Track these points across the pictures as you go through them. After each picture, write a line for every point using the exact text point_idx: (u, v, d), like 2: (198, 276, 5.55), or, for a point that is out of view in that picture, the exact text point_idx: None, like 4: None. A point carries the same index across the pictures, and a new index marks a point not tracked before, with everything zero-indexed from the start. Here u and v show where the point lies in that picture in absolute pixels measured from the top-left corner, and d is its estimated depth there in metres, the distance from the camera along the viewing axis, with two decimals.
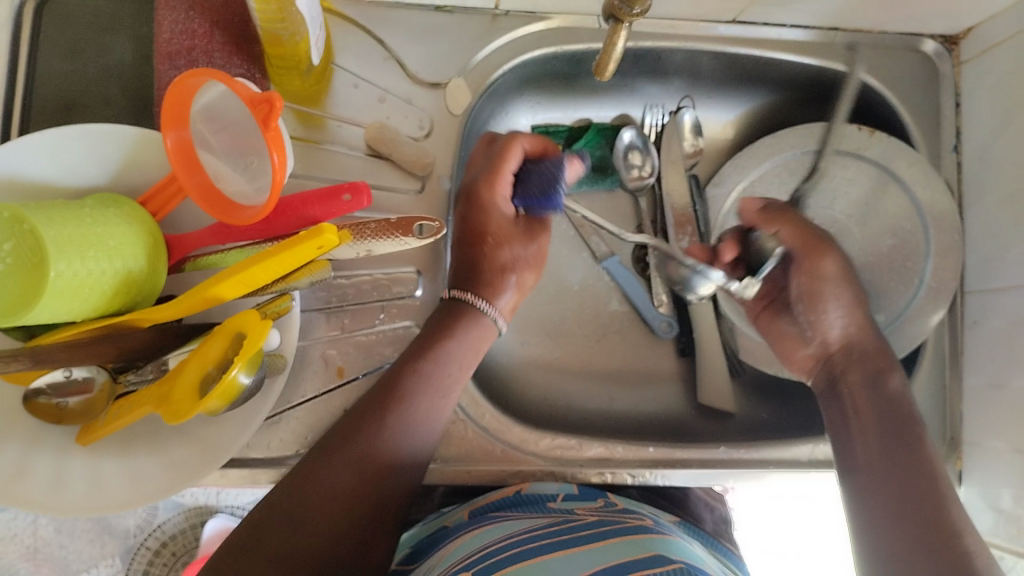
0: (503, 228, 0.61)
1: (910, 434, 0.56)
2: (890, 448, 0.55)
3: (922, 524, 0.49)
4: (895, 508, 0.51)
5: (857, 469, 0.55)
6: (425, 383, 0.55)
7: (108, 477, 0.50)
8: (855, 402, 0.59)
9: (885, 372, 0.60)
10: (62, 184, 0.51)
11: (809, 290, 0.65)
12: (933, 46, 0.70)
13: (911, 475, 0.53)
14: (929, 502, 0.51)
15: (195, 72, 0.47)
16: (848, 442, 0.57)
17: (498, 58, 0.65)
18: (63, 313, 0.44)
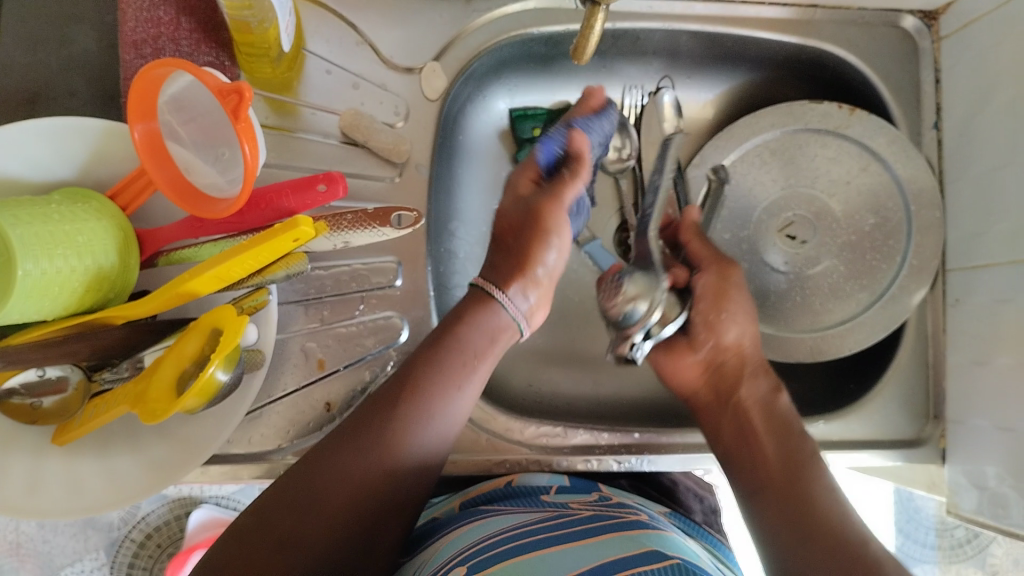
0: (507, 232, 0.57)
1: (805, 456, 0.54)
2: (789, 472, 0.53)
3: (821, 546, 0.48)
4: (798, 531, 0.50)
5: (763, 489, 0.54)
6: (440, 370, 0.52)
7: (86, 477, 0.49)
8: (752, 420, 0.57)
9: (777, 391, 0.59)
10: (28, 179, 0.50)
11: (716, 291, 0.61)
12: (912, 22, 0.69)
13: (808, 500, 0.51)
14: (824, 519, 0.50)
15: (161, 62, 0.46)
16: (749, 461, 0.56)
17: (474, 40, 0.64)
18: (34, 313, 0.43)
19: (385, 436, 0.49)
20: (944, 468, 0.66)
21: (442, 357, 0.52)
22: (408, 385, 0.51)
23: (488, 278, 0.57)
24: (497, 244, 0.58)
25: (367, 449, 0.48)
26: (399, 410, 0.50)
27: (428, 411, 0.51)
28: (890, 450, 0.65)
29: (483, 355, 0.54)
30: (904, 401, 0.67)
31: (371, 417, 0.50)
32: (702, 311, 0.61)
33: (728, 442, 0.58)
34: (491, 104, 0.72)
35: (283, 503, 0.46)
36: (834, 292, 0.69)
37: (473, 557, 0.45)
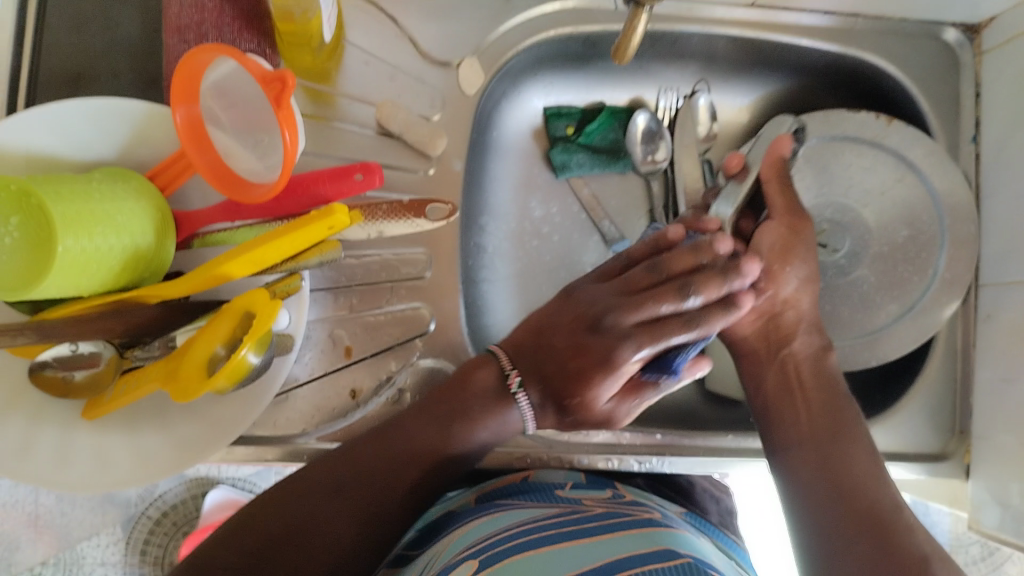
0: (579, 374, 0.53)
1: (848, 419, 0.55)
2: (831, 431, 0.55)
3: (855, 508, 0.50)
4: (829, 494, 0.51)
5: (800, 444, 0.55)
6: (444, 447, 0.52)
7: (115, 452, 0.50)
8: (799, 373, 0.58)
9: (826, 350, 0.60)
10: (70, 157, 0.50)
11: (781, 243, 0.60)
12: (954, 35, 0.69)
13: (847, 463, 0.53)
14: (860, 483, 0.51)
15: (208, 47, 0.46)
16: (788, 414, 0.57)
17: (512, 36, 0.64)
18: (71, 288, 0.44)
19: (395, 466, 0.50)
20: (967, 483, 0.65)
21: (461, 402, 0.53)
22: (426, 422, 0.52)
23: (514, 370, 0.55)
24: (552, 381, 0.54)
25: (379, 469, 0.50)
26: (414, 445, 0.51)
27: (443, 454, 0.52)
28: (914, 462, 0.65)
29: (486, 443, 0.54)
30: (930, 414, 0.66)
31: (388, 447, 0.51)
32: (766, 259, 0.60)
33: (769, 391, 0.59)
34: (526, 101, 0.72)
35: (298, 501, 0.48)
36: (864, 302, 0.69)
37: (485, 550, 0.45)
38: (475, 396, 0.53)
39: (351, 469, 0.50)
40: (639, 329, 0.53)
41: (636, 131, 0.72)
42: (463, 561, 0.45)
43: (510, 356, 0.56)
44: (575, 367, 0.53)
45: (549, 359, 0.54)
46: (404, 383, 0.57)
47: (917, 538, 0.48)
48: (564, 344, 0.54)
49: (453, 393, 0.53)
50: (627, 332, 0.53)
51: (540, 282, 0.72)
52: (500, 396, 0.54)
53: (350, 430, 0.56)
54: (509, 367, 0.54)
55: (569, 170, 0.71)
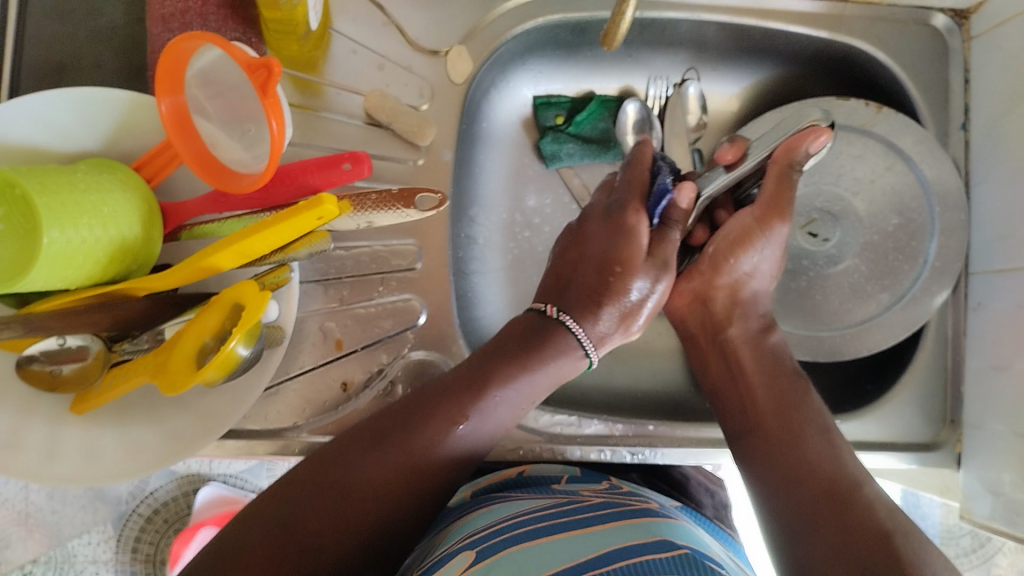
0: (614, 256, 0.53)
1: (796, 399, 0.55)
2: (780, 413, 0.55)
3: (810, 483, 0.50)
4: (786, 474, 0.51)
5: (753, 430, 0.55)
6: (482, 399, 0.49)
7: (103, 446, 0.49)
8: (739, 357, 0.59)
9: (768, 329, 0.60)
10: (53, 149, 0.50)
11: (737, 234, 0.58)
12: (943, 21, 0.69)
13: (798, 444, 0.53)
14: (815, 461, 0.51)
15: (191, 36, 0.46)
16: (736, 400, 0.57)
17: (502, 24, 0.64)
18: (57, 282, 0.43)
19: (428, 437, 0.48)
20: (958, 473, 0.66)
21: (495, 357, 0.51)
22: (459, 386, 0.50)
23: (561, 300, 0.54)
24: (595, 285, 0.53)
25: (410, 446, 0.47)
26: (447, 412, 0.49)
27: (480, 416, 0.49)
28: (905, 451, 0.65)
29: (533, 396, 0.52)
30: (921, 403, 0.66)
31: (421, 414, 0.49)
32: (717, 245, 0.59)
33: (716, 379, 0.60)
34: (515, 91, 0.71)
35: (311, 485, 0.45)
36: (855, 293, 0.68)
37: (482, 541, 0.45)
38: (518, 347, 0.52)
39: (375, 452, 0.47)
40: (624, 191, 0.56)
41: (627, 121, 0.71)
42: (461, 552, 0.45)
43: (556, 290, 0.55)
44: (603, 253, 0.53)
45: (575, 272, 0.54)
46: (396, 375, 0.57)
47: (876, 510, 0.47)
48: (581, 254, 0.55)
49: (495, 349, 0.52)
50: (615, 200, 0.55)
51: (532, 272, 0.72)
52: (546, 330, 0.52)
53: (342, 423, 0.56)
54: (544, 306, 0.54)
55: (559, 160, 0.71)
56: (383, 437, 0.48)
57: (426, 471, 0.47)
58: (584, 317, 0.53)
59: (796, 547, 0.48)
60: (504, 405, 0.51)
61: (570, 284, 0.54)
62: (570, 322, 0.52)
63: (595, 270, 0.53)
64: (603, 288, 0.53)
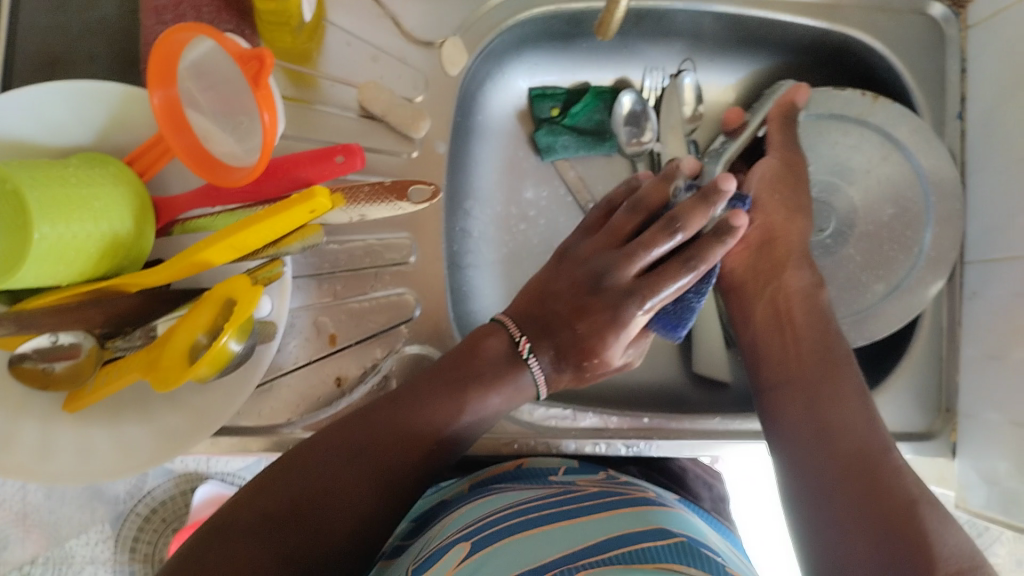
0: (587, 346, 0.53)
1: (839, 358, 0.56)
2: (821, 368, 0.55)
3: (844, 445, 0.51)
4: (820, 430, 0.52)
5: (790, 379, 0.56)
6: (454, 405, 0.50)
7: (96, 443, 0.49)
8: (788, 305, 0.59)
9: (819, 285, 0.60)
10: (44, 143, 0.49)
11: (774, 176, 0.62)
12: (940, 10, 0.68)
13: (836, 404, 0.53)
14: (851, 421, 0.52)
15: (183, 27, 0.45)
16: (777, 351, 0.58)
17: (497, 16, 0.63)
18: (48, 277, 0.43)
19: (411, 434, 0.49)
20: (953, 462, 0.66)
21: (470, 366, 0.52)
22: (437, 389, 0.51)
23: (524, 321, 0.55)
24: (567, 346, 0.53)
25: (390, 439, 0.48)
26: (429, 413, 0.50)
27: (455, 422, 0.50)
28: (903, 442, 0.65)
29: (493, 412, 0.52)
30: (917, 392, 0.66)
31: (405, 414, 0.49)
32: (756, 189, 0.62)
33: (760, 327, 0.60)
34: (510, 82, 0.71)
35: (315, 466, 0.46)
36: (852, 283, 0.68)
37: (478, 532, 0.45)
38: (483, 361, 0.52)
39: (358, 443, 0.48)
40: (642, 280, 0.53)
41: (623, 114, 0.70)
42: (457, 542, 0.45)
43: (523, 325, 0.54)
44: (589, 334, 0.53)
45: (558, 328, 0.54)
46: (390, 370, 0.57)
47: (903, 478, 0.48)
48: (568, 315, 0.54)
49: (464, 357, 0.53)
50: (630, 292, 0.53)
51: (527, 265, 0.71)
52: (513, 361, 0.53)
53: (338, 417, 0.55)
54: (518, 335, 0.54)
55: (554, 152, 0.70)
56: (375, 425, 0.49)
57: (406, 469, 0.48)
58: (546, 355, 0.54)
59: (818, 503, 0.49)
60: (476, 418, 0.51)
61: (543, 326, 0.54)
62: (532, 361, 0.53)
63: (571, 342, 0.53)
64: (570, 347, 0.53)
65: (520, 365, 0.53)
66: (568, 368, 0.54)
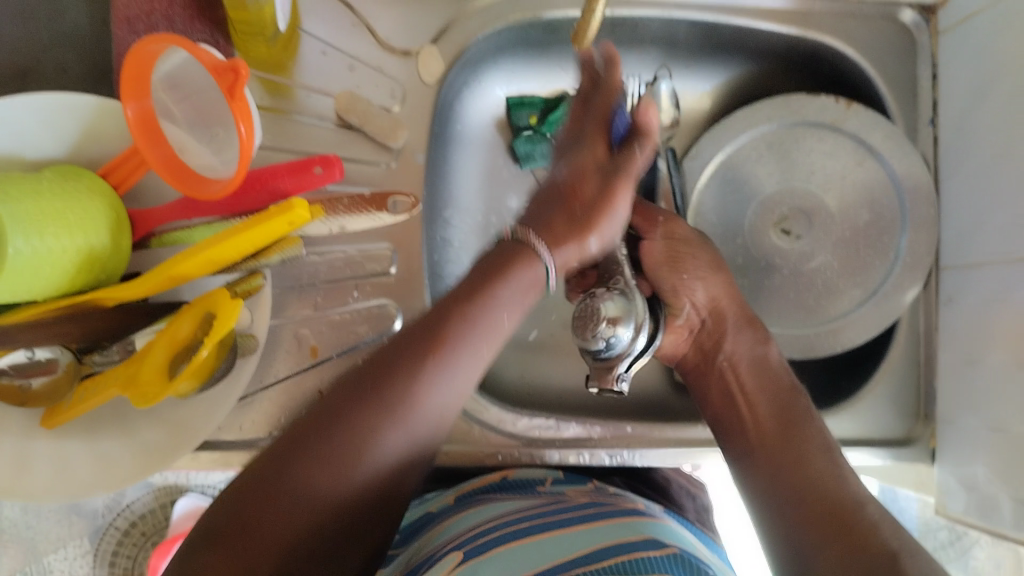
0: (578, 195, 0.53)
1: (799, 421, 0.55)
2: (781, 433, 0.54)
3: (813, 498, 0.49)
4: (788, 489, 0.51)
5: (753, 452, 0.55)
6: (460, 333, 0.46)
7: (73, 460, 0.48)
8: (739, 378, 0.58)
9: (766, 342, 0.60)
10: (17, 157, 0.48)
11: (671, 253, 0.60)
12: (910, 16, 0.69)
13: (800, 462, 0.52)
14: (819, 477, 0.50)
15: (154, 38, 0.45)
16: (735, 423, 0.57)
17: (473, 25, 0.63)
18: (22, 291, 0.42)
19: (387, 404, 0.43)
20: (933, 467, 0.66)
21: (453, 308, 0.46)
22: (414, 342, 0.45)
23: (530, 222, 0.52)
24: (555, 215, 0.53)
25: (391, 389, 0.43)
26: (408, 369, 0.44)
27: (438, 373, 0.44)
28: (877, 448, 0.66)
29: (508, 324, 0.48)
30: (896, 397, 0.67)
31: (383, 379, 0.43)
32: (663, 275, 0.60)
33: (715, 404, 0.59)
34: (488, 90, 0.71)
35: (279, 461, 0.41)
36: (827, 288, 0.69)
37: (470, 541, 0.45)
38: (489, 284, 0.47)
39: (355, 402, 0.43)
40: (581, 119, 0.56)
41: None
42: (450, 551, 0.44)
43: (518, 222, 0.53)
44: (558, 180, 0.54)
45: (535, 209, 0.53)
46: None
47: (880, 532, 0.45)
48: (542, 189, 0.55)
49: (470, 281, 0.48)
50: (577, 139, 0.55)
51: None
52: (504, 260, 0.49)
53: None
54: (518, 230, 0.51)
55: (532, 160, 0.71)
56: (347, 404, 0.43)
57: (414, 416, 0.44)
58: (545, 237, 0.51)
59: (795, 558, 0.47)
60: (465, 357, 0.46)
61: (536, 216, 0.53)
62: (541, 249, 0.50)
63: (546, 202, 0.54)
64: (564, 216, 0.53)
65: (510, 279, 0.48)
66: (558, 230, 0.52)
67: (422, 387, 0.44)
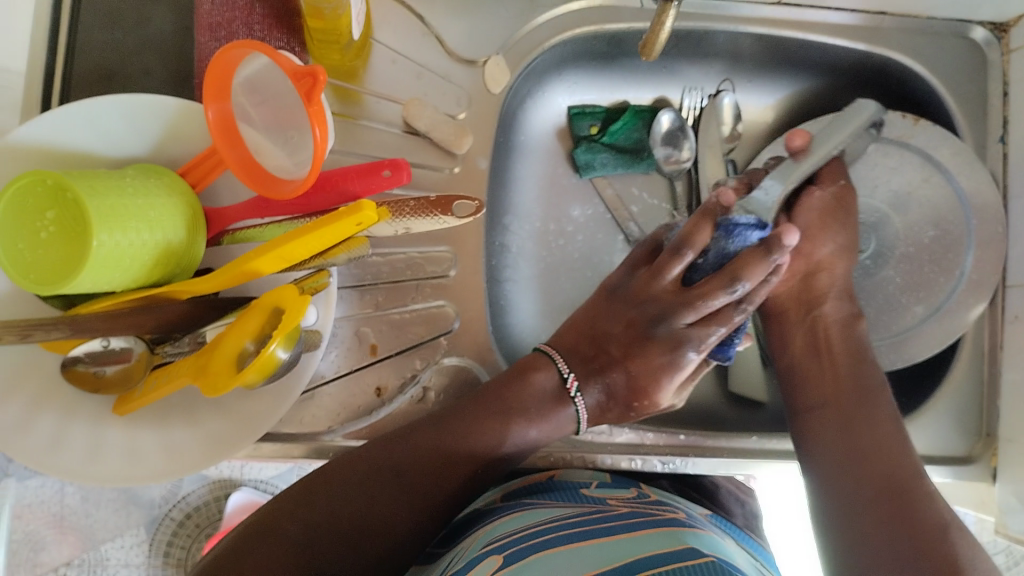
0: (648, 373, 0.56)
1: (874, 384, 0.57)
2: (857, 395, 0.56)
3: (877, 472, 0.52)
4: (855, 453, 0.54)
5: (828, 404, 0.57)
6: (492, 450, 0.52)
7: (143, 447, 0.50)
8: (829, 335, 0.60)
9: (858, 315, 0.61)
10: (102, 154, 0.51)
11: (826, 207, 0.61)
12: (982, 34, 0.69)
13: (870, 428, 0.55)
14: (885, 447, 0.53)
15: (240, 43, 0.47)
16: (814, 374, 0.59)
17: (540, 35, 0.64)
18: (104, 282, 0.44)
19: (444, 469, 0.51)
20: (994, 487, 0.65)
21: (517, 401, 0.54)
22: (437, 443, 0.51)
23: (578, 365, 0.57)
24: (616, 377, 0.57)
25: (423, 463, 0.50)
26: (432, 466, 0.51)
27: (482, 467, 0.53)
28: (941, 466, 0.64)
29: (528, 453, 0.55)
30: (958, 416, 0.66)
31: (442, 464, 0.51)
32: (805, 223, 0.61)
33: (797, 350, 0.61)
34: (550, 100, 0.72)
35: (324, 507, 0.47)
36: (889, 304, 0.68)
37: (509, 546, 0.45)
38: (532, 414, 0.54)
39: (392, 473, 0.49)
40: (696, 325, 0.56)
41: (660, 131, 0.71)
42: (488, 556, 0.45)
43: (568, 356, 0.57)
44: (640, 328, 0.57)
45: (603, 361, 0.57)
46: (428, 381, 0.58)
47: (933, 508, 0.50)
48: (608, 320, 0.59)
49: (511, 405, 0.53)
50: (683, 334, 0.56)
51: (562, 280, 0.72)
52: (558, 399, 0.55)
53: (376, 427, 0.56)
54: (566, 371, 0.56)
55: (593, 169, 0.71)
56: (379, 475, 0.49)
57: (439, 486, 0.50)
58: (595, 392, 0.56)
59: (850, 531, 0.51)
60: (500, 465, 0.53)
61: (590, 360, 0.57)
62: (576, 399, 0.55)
63: (602, 350, 0.58)
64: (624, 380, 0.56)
65: (546, 424, 0.55)
66: (615, 408, 0.57)
67: (441, 484, 0.51)
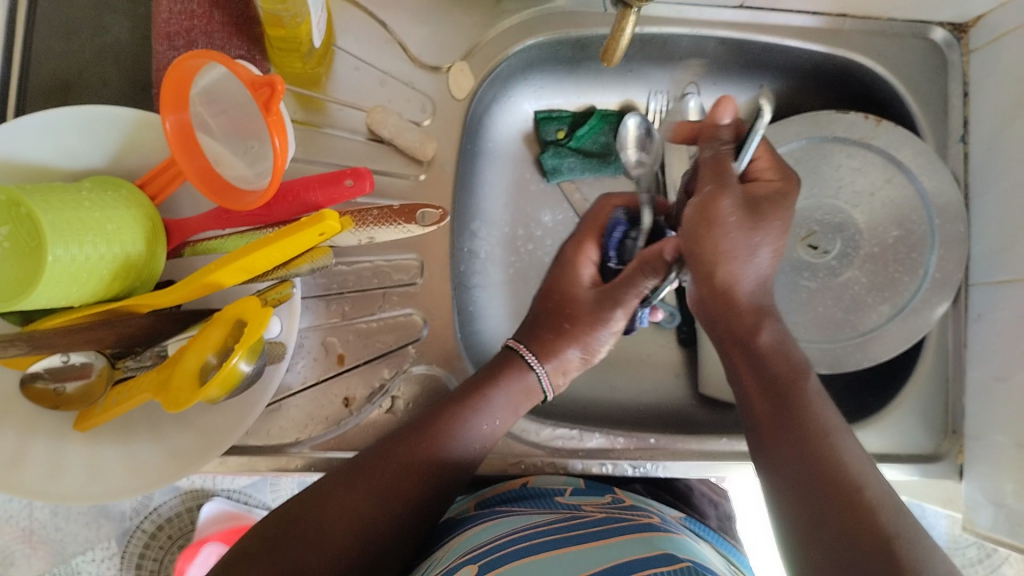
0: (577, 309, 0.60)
1: (794, 391, 0.53)
2: (776, 409, 0.53)
3: (817, 488, 0.48)
4: (790, 473, 0.50)
5: (757, 429, 0.53)
6: (458, 422, 0.53)
7: (106, 463, 0.49)
8: (739, 360, 0.56)
9: (758, 324, 0.57)
10: (56, 167, 0.50)
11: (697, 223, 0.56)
12: (942, 35, 0.69)
13: (800, 442, 0.51)
14: (820, 459, 0.49)
15: (195, 54, 0.46)
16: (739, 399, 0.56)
17: (503, 41, 0.64)
18: (61, 298, 0.43)
19: (421, 445, 0.52)
20: (961, 483, 0.66)
21: (475, 379, 0.56)
22: (406, 432, 0.52)
23: (533, 343, 0.59)
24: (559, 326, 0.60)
25: (383, 464, 0.50)
26: (399, 454, 0.51)
27: (456, 440, 0.53)
28: (909, 464, 0.65)
29: (501, 422, 0.56)
30: (925, 414, 0.66)
31: (426, 428, 0.52)
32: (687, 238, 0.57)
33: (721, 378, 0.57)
34: (516, 105, 0.72)
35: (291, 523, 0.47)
36: (856, 303, 0.68)
37: (483, 556, 0.45)
38: (490, 372, 0.56)
39: (354, 479, 0.50)
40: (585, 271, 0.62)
41: None
42: (464, 567, 0.45)
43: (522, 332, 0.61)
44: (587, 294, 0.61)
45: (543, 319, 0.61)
46: (397, 391, 0.58)
47: (879, 515, 0.46)
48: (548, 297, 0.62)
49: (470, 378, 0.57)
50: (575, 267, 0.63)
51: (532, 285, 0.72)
52: (515, 364, 0.57)
53: (345, 439, 0.56)
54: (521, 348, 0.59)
55: (560, 174, 0.72)
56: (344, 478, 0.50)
57: (413, 479, 0.51)
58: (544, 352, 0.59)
59: (803, 553, 0.47)
60: (472, 434, 0.54)
61: (534, 321, 0.61)
62: (531, 358, 0.58)
63: (559, 303, 0.61)
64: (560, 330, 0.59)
65: (502, 384, 0.56)
66: (554, 340, 0.59)
67: (410, 466, 0.51)
